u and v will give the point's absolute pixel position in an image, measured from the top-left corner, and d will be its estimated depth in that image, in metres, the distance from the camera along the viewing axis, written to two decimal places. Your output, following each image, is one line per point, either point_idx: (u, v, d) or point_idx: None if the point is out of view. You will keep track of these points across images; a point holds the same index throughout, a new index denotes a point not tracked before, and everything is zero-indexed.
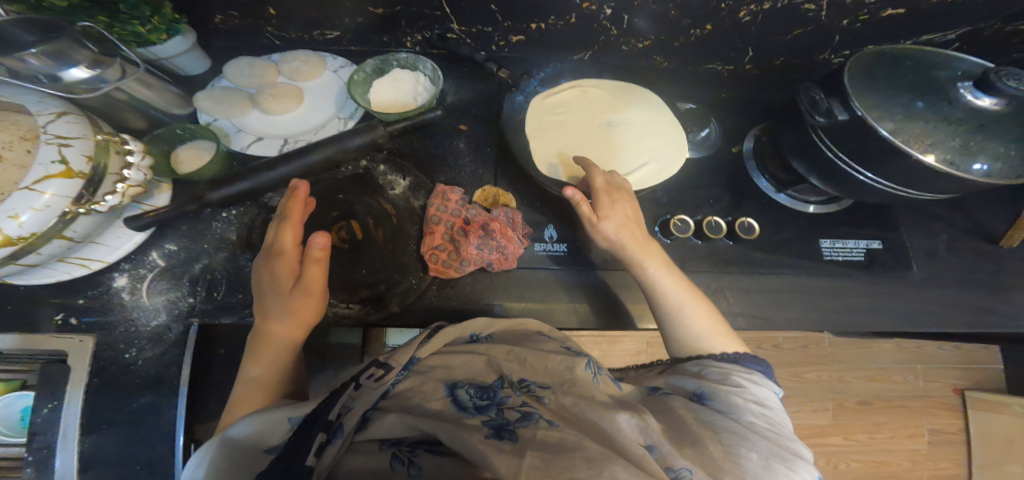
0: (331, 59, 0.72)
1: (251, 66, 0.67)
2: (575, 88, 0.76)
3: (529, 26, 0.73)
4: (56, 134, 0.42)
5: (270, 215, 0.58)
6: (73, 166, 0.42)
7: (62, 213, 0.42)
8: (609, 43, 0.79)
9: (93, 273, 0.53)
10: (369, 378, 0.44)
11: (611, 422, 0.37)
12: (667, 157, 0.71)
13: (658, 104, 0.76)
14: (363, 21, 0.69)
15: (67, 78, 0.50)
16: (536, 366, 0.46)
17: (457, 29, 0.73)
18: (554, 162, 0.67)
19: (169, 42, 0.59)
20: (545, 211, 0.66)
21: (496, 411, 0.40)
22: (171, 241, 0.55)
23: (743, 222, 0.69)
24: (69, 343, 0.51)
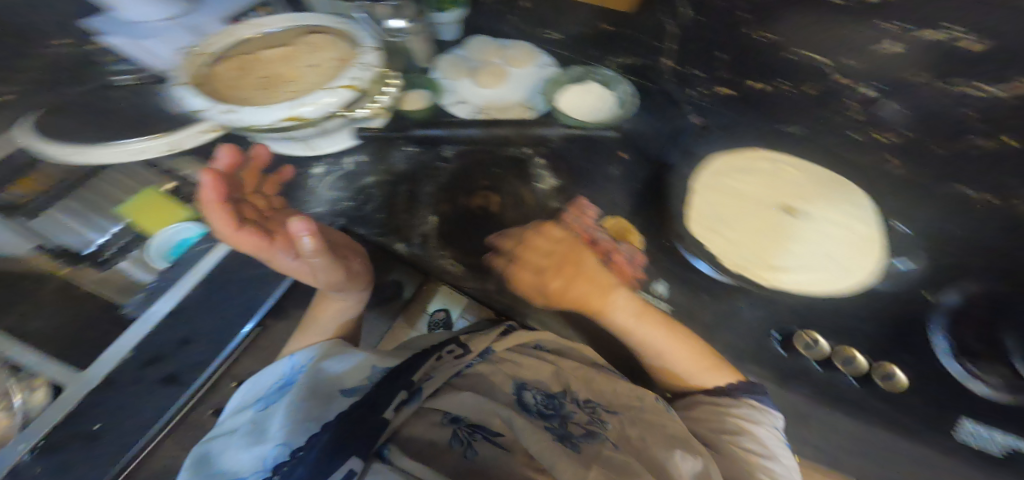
0: (544, 56, 0.79)
1: (484, 47, 0.80)
2: (771, 162, 0.68)
3: (744, 80, 0.67)
4: (366, 61, 0.59)
5: (436, 162, 0.66)
6: (360, 85, 0.57)
7: (331, 111, 0.56)
8: (840, 122, 0.64)
9: (305, 157, 0.67)
10: (448, 353, 0.51)
11: (669, 458, 0.43)
12: (843, 271, 0.60)
13: (866, 210, 0.64)
14: (587, 33, 0.77)
15: (389, 25, 0.68)
16: (596, 389, 0.50)
17: (670, 64, 0.72)
18: (713, 226, 0.62)
19: (449, 13, 0.77)
20: (661, 265, 0.60)
21: (560, 422, 0.46)
22: (364, 154, 0.67)
23: (886, 367, 0.50)
24: (260, 199, 0.61)
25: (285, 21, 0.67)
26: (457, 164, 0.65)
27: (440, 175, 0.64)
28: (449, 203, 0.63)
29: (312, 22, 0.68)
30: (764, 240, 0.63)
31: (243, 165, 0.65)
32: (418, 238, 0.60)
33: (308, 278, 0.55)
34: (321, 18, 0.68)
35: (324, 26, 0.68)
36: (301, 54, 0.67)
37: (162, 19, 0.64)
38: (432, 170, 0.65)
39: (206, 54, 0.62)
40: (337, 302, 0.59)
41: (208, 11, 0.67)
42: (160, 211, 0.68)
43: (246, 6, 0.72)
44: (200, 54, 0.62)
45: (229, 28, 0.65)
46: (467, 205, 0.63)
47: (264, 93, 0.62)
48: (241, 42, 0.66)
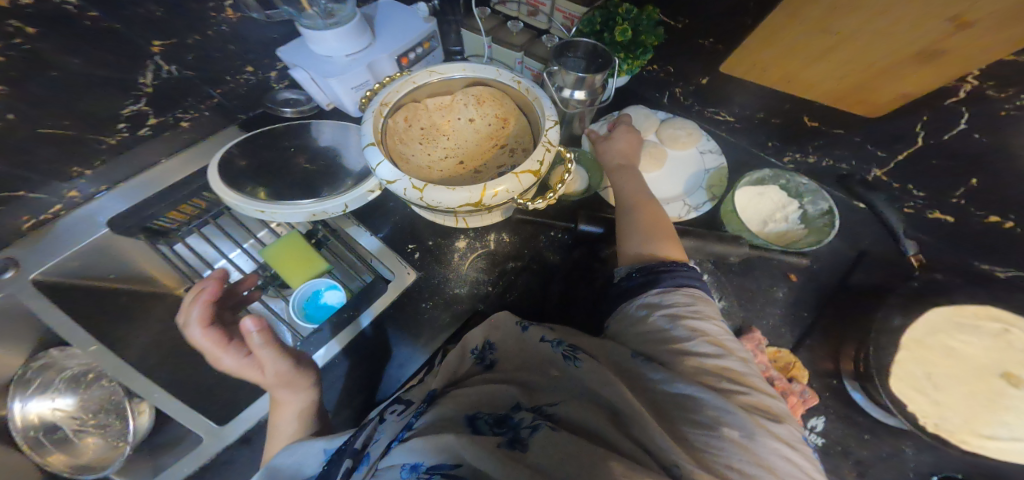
0: (705, 139, 0.70)
1: (644, 120, 0.70)
2: (1000, 324, 0.57)
3: (975, 219, 0.55)
4: (551, 140, 0.51)
5: (594, 263, 0.63)
6: (542, 170, 0.49)
7: (511, 197, 0.49)
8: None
9: (453, 229, 0.65)
10: (392, 413, 0.44)
11: (586, 420, 0.36)
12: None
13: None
14: (773, 124, 0.66)
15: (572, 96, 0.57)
16: (532, 395, 0.41)
17: (875, 175, 0.62)
18: (919, 377, 0.55)
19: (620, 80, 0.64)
20: (830, 413, 0.57)
21: (514, 433, 0.35)
22: (508, 232, 0.64)
23: None
24: (400, 271, 0.61)
25: (466, 72, 0.58)
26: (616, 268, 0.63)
27: (598, 277, 0.62)
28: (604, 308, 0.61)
29: (487, 74, 0.58)
30: (973, 405, 0.54)
31: (384, 225, 0.65)
32: None
33: (256, 375, 0.49)
34: (493, 70, 0.58)
35: (497, 80, 0.58)
36: (461, 107, 0.60)
37: (343, 57, 0.56)
38: (590, 273, 0.62)
39: (389, 104, 0.53)
40: (283, 404, 0.49)
41: (384, 46, 0.58)
42: (301, 258, 0.63)
43: (419, 40, 0.61)
44: (383, 105, 0.53)
45: (407, 74, 0.55)
46: None
47: (427, 151, 0.57)
48: (415, 88, 0.56)
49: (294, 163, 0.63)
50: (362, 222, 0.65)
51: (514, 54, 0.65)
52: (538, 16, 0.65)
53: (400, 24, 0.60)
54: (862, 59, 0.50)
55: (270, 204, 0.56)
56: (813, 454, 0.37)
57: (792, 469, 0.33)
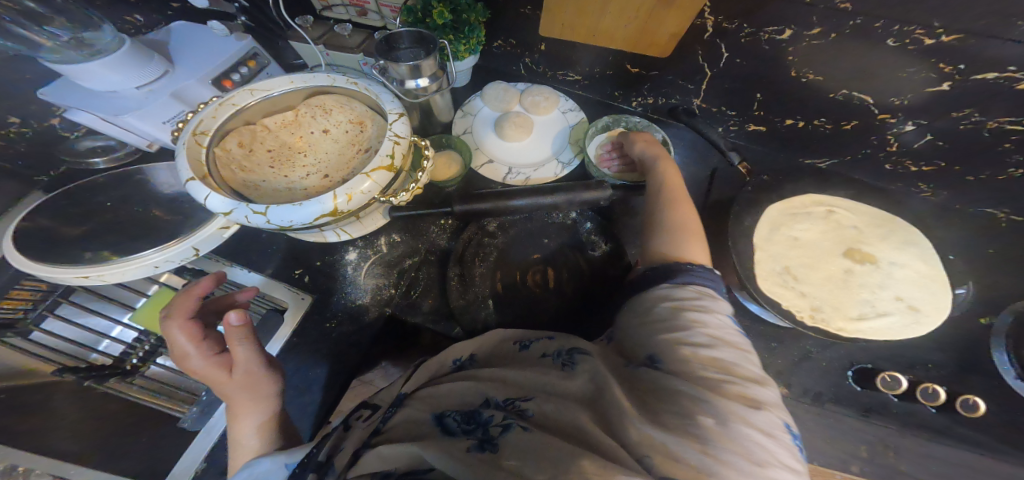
0: (564, 99, 0.75)
1: (504, 91, 0.73)
2: (823, 207, 0.68)
3: (783, 122, 0.66)
4: (397, 133, 0.51)
5: (484, 238, 0.62)
6: (395, 163, 0.50)
7: (373, 198, 0.50)
8: (871, 157, 0.66)
9: (337, 243, 0.62)
10: (357, 418, 0.43)
11: (571, 416, 0.34)
12: (915, 312, 0.60)
13: (927, 251, 0.64)
14: (611, 73, 0.71)
15: (411, 85, 0.59)
16: (506, 385, 0.40)
17: (697, 105, 0.70)
18: (768, 268, 0.62)
19: (465, 60, 0.66)
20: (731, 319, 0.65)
21: (483, 432, 0.34)
22: (397, 231, 0.63)
23: (886, 375, 0.58)
24: (293, 297, 0.58)
25: (295, 84, 0.56)
26: (506, 237, 0.63)
27: (490, 252, 0.61)
28: (502, 283, 0.60)
29: (320, 84, 0.57)
30: (832, 289, 0.63)
31: (269, 261, 0.61)
32: (477, 325, 0.57)
33: (225, 388, 0.45)
34: (327, 78, 0.57)
35: (334, 87, 0.57)
36: (310, 121, 0.57)
37: (133, 90, 0.52)
38: (483, 248, 0.61)
39: (209, 134, 0.51)
40: (245, 420, 0.45)
41: (188, 72, 0.54)
42: None
43: (237, 60, 0.58)
44: (199, 135, 0.50)
45: (223, 97, 0.52)
46: (523, 283, 0.61)
47: (281, 174, 0.55)
48: (243, 111, 0.54)
49: (141, 216, 0.57)
50: (235, 260, 0.60)
51: (356, 56, 0.65)
52: (369, 15, 0.67)
53: (201, 47, 0.57)
54: (629, 5, 0.54)
55: (96, 266, 0.50)
56: (795, 442, 0.33)
57: (773, 456, 0.31)
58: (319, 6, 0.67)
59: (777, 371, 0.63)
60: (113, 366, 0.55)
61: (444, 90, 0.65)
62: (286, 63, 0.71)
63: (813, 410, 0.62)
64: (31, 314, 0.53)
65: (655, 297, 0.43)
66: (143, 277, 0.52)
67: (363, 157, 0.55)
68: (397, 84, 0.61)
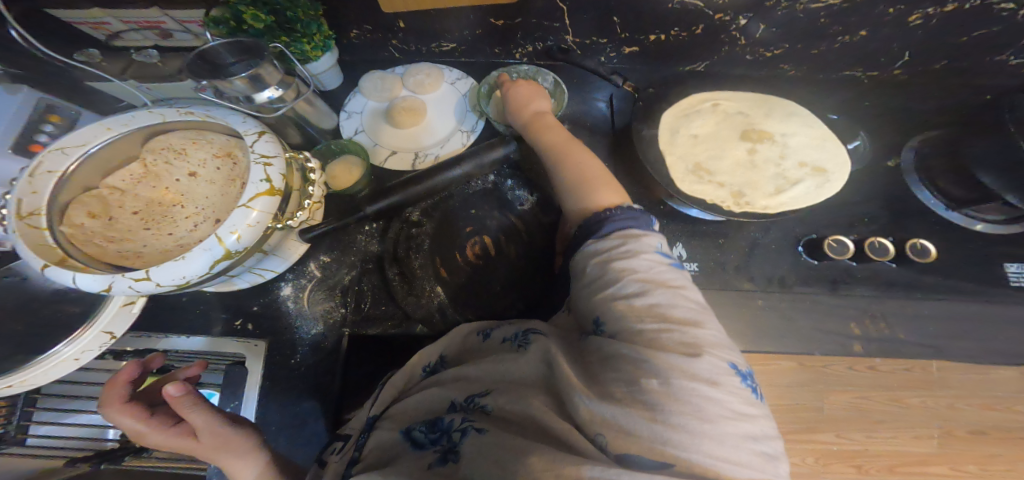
0: (448, 71, 0.74)
1: (382, 80, 0.71)
2: (709, 102, 0.72)
3: (649, 38, 0.69)
4: (262, 153, 0.48)
5: (412, 229, 0.61)
6: (275, 185, 0.47)
7: (265, 228, 0.47)
8: (731, 54, 0.71)
9: (263, 284, 0.58)
10: (330, 453, 0.45)
11: (526, 404, 0.35)
12: (822, 173, 0.66)
13: (808, 116, 0.71)
14: (480, 32, 0.70)
15: (259, 98, 0.56)
16: (470, 384, 0.41)
17: (571, 41, 0.71)
18: (683, 170, 0.66)
19: (322, 58, 0.64)
20: (673, 229, 0.68)
21: (445, 438, 0.36)
22: (325, 253, 0.61)
23: (832, 240, 0.65)
24: (246, 347, 0.56)
25: (117, 130, 0.48)
26: (433, 221, 0.62)
27: (422, 241, 0.61)
28: (445, 266, 0.60)
29: (145, 123, 0.50)
30: (744, 172, 0.67)
31: (208, 322, 0.57)
32: (433, 314, 0.57)
33: (192, 448, 0.44)
34: (153, 115, 0.50)
35: (168, 122, 0.51)
36: (168, 169, 0.53)
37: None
38: (415, 240, 0.61)
39: (42, 212, 0.43)
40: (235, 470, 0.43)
41: None
42: None
43: (31, 118, 0.54)
44: (28, 217, 0.42)
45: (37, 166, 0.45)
46: (465, 258, 0.62)
47: (162, 233, 0.51)
48: (68, 177, 0.46)
49: None
50: (169, 330, 0.57)
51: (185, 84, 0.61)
52: (175, 36, 0.61)
53: None
54: None
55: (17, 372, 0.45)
56: (747, 383, 0.32)
57: (722, 400, 0.30)
58: (104, 37, 0.60)
59: (726, 262, 0.67)
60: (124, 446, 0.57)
61: (305, 94, 0.63)
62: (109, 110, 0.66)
63: (774, 290, 0.66)
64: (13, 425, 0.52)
65: (587, 261, 0.43)
66: (67, 373, 0.47)
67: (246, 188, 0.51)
68: (245, 102, 0.57)
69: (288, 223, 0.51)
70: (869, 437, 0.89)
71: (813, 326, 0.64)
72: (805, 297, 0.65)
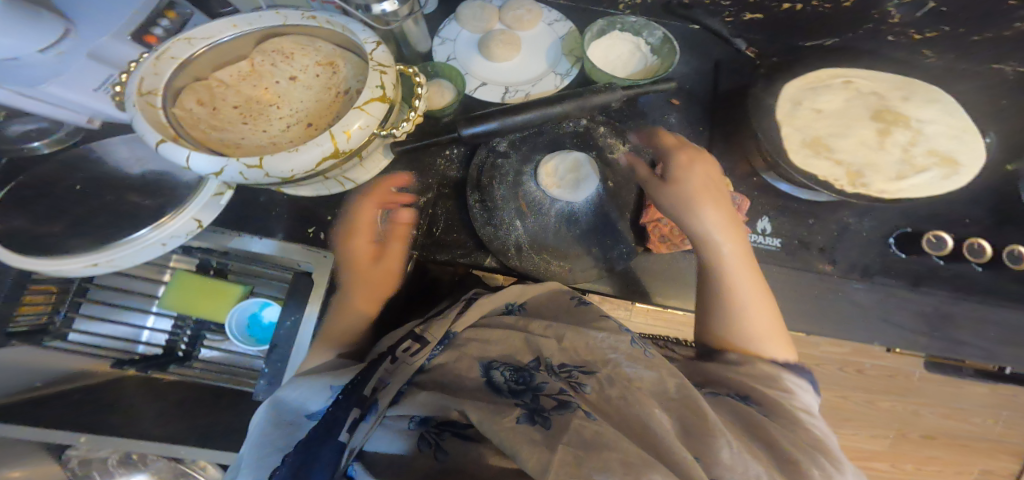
0: (547, 10, 0.70)
1: (482, 8, 0.67)
2: (840, 78, 0.66)
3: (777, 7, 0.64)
4: (379, 62, 0.46)
5: (497, 161, 0.59)
6: (388, 93, 0.45)
7: (370, 135, 0.45)
8: (872, 33, 0.64)
9: (340, 194, 0.57)
10: (405, 352, 0.36)
11: (644, 410, 0.32)
12: (953, 164, 0.60)
13: (950, 104, 0.64)
14: None
15: (377, 10, 0.55)
16: (568, 349, 0.40)
17: None
18: (798, 141, 0.61)
19: None
20: (765, 202, 0.63)
21: (530, 397, 0.33)
22: (402, 172, 0.59)
23: (933, 235, 0.59)
24: None
25: (240, 28, 0.49)
26: (519, 155, 0.60)
27: (506, 173, 0.59)
28: (525, 202, 0.58)
29: (270, 24, 0.50)
30: (865, 152, 0.61)
31: (277, 224, 0.56)
32: (508, 248, 0.55)
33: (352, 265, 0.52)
34: (277, 16, 0.50)
35: (288, 26, 0.51)
36: (271, 70, 0.52)
37: (39, 55, 0.44)
38: (498, 170, 0.58)
39: (158, 93, 0.44)
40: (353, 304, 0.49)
41: (95, 29, 0.47)
42: (210, 293, 0.55)
43: (151, 11, 0.50)
44: (147, 95, 0.44)
45: (156, 50, 0.45)
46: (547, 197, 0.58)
47: (258, 129, 0.50)
48: (188, 65, 0.47)
49: (121, 204, 0.50)
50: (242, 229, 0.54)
51: None
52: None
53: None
54: None
55: (98, 252, 0.46)
56: None
57: None
58: None
59: (822, 246, 0.62)
60: (165, 355, 0.55)
61: (415, 15, 0.61)
62: (213, 13, 0.65)
63: (869, 288, 0.61)
64: (58, 318, 0.49)
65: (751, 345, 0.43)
66: (154, 257, 0.49)
67: (345, 99, 0.51)
68: (362, 11, 0.56)
69: (390, 134, 0.49)
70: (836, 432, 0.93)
71: (882, 317, 0.60)
72: (883, 289, 0.61)
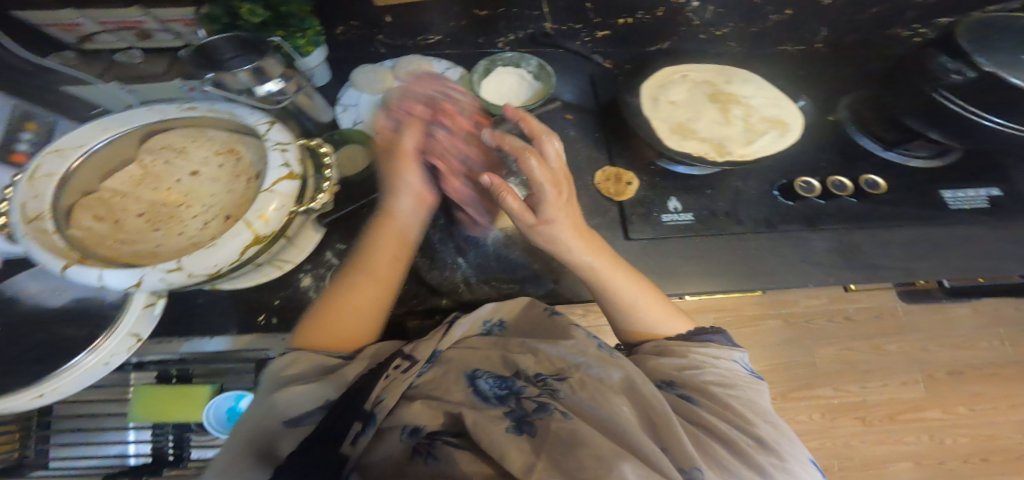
0: (437, 62, 0.77)
1: (375, 72, 0.73)
2: (679, 74, 0.80)
3: (617, 21, 0.78)
4: (277, 141, 0.49)
5: None
6: (296, 169, 0.48)
7: (289, 213, 0.47)
8: (688, 34, 0.82)
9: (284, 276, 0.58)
10: (397, 369, 0.40)
11: (606, 407, 0.37)
12: (782, 125, 0.75)
13: (762, 83, 0.81)
14: (465, 23, 0.75)
15: (261, 91, 0.58)
16: (545, 359, 0.43)
17: (550, 27, 0.78)
18: (667, 129, 0.72)
19: (312, 55, 0.67)
20: (669, 185, 0.73)
21: (515, 400, 0.39)
22: (340, 242, 0.61)
23: (800, 182, 0.73)
24: (274, 342, 0.56)
25: (114, 129, 0.49)
26: (445, 198, 0.66)
27: (437, 217, 0.64)
28: (461, 239, 0.64)
29: (147, 121, 0.51)
30: (719, 127, 0.74)
31: (224, 321, 0.55)
32: (457, 286, 0.61)
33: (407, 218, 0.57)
34: (151, 112, 0.51)
35: (167, 120, 0.52)
36: (169, 169, 0.52)
37: None
38: (429, 217, 0.64)
39: (46, 216, 0.43)
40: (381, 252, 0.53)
41: None
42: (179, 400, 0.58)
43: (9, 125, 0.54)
44: (36, 219, 0.42)
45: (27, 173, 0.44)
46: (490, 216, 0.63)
47: (171, 233, 0.48)
48: (68, 178, 0.46)
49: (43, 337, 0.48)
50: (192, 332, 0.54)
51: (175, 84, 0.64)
52: (156, 35, 0.65)
53: None
54: None
55: (45, 382, 0.44)
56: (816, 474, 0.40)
57: None
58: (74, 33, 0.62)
59: (724, 210, 0.71)
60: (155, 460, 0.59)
61: (306, 88, 0.65)
62: (83, 116, 0.63)
63: (778, 235, 0.70)
64: (30, 451, 0.55)
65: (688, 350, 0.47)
66: (99, 379, 0.46)
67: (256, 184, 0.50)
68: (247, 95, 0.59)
69: (311, 209, 0.51)
70: (864, 388, 1.17)
71: (802, 259, 0.68)
72: (791, 234, 0.70)
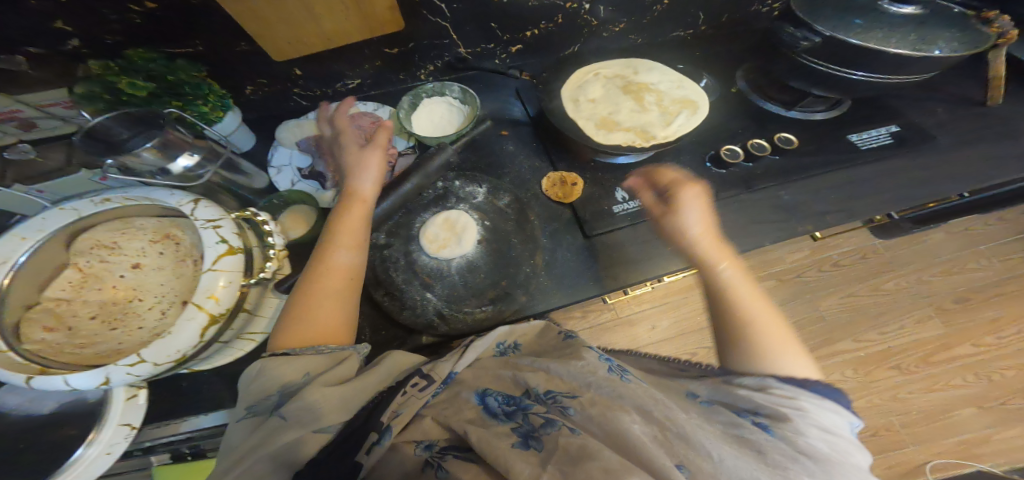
0: (363, 105, 0.77)
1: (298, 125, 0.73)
2: (592, 73, 0.85)
3: (526, 34, 0.81)
4: (205, 219, 0.47)
5: (384, 251, 0.65)
6: (235, 243, 0.46)
7: (239, 289, 0.45)
8: (591, 34, 0.87)
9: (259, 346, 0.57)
10: (413, 387, 0.38)
11: (619, 421, 0.33)
12: (691, 104, 0.81)
13: (665, 68, 0.88)
14: (380, 63, 0.76)
15: (174, 167, 0.56)
16: (559, 376, 0.40)
17: (464, 51, 0.80)
18: (593, 126, 0.76)
19: (226, 118, 0.66)
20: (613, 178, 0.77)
21: (522, 417, 0.37)
22: None
23: (726, 150, 0.79)
24: None
25: (33, 237, 0.43)
26: (400, 238, 0.66)
27: (397, 257, 0.64)
28: (427, 273, 0.64)
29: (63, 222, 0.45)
30: (641, 115, 0.79)
31: None
32: (433, 321, 0.60)
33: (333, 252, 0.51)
34: (65, 212, 0.45)
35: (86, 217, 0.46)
36: (108, 267, 0.48)
37: None
38: (388, 258, 0.64)
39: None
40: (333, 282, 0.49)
41: None
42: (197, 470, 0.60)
43: None
44: None
45: None
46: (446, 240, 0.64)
47: (129, 329, 0.46)
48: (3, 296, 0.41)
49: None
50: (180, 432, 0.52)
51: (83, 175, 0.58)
52: (40, 125, 0.58)
53: None
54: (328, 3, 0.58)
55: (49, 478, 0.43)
56: None
57: None
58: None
59: None
60: None
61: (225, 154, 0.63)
62: None
63: (719, 203, 0.77)
64: None
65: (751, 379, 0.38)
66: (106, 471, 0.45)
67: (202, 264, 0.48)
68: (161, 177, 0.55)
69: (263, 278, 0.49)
70: (885, 334, 1.03)
71: (747, 220, 0.75)
72: (730, 199, 0.77)
